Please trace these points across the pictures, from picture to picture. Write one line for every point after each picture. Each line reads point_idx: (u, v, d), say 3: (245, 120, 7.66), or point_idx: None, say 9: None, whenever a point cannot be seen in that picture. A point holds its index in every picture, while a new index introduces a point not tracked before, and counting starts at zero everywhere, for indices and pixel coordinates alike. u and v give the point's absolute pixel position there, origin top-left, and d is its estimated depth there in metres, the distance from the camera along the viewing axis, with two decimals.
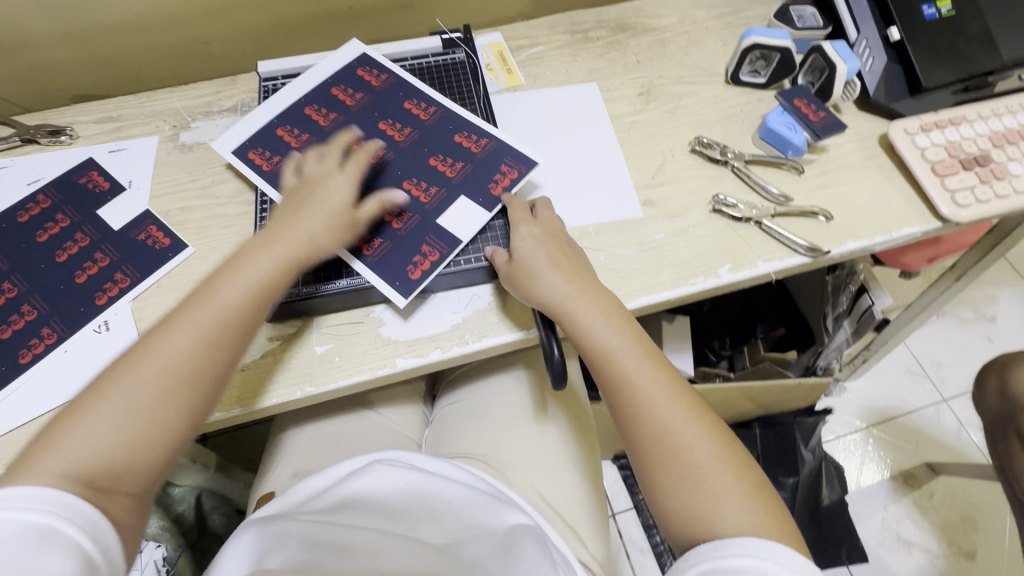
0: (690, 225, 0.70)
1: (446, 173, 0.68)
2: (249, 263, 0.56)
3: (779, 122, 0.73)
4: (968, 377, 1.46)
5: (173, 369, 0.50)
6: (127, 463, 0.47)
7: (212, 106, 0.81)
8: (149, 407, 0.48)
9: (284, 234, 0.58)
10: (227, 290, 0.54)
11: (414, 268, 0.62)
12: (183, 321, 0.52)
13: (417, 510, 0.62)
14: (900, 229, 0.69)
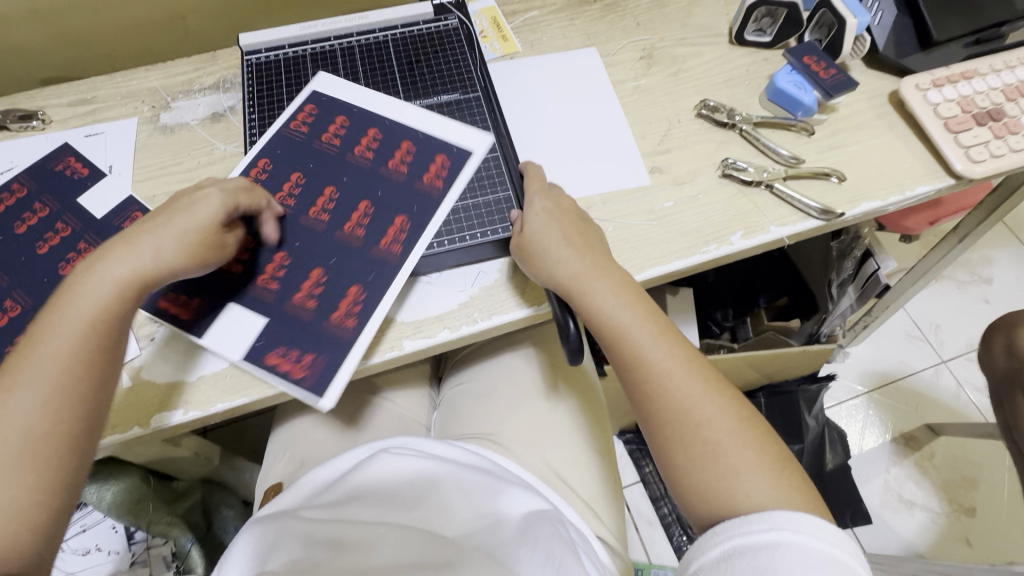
0: (699, 192, 0.67)
1: (384, 238, 0.62)
2: (83, 284, 0.49)
3: (788, 82, 0.70)
4: (966, 338, 1.48)
5: (42, 415, 0.45)
6: (21, 532, 0.42)
7: (192, 84, 0.76)
8: (9, 472, 0.43)
9: (117, 254, 0.51)
10: (46, 328, 0.47)
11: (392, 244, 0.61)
12: (31, 366, 0.46)
13: (427, 498, 0.61)
14: (913, 188, 0.67)
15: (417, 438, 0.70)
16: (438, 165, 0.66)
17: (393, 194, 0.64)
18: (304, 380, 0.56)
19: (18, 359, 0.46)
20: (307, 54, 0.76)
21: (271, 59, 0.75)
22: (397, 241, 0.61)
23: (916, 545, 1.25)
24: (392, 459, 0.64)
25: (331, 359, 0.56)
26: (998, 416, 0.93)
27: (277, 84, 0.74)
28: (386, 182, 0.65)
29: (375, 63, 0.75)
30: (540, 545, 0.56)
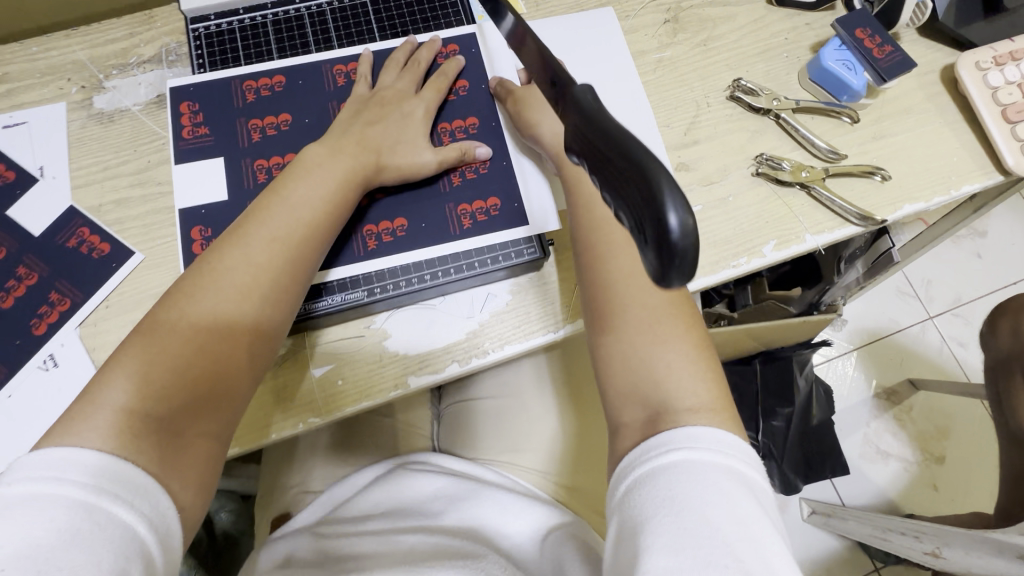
0: (729, 194, 0.60)
1: (373, 230, 0.56)
2: (329, 172, 0.53)
3: (836, 61, 0.61)
4: (955, 294, 1.48)
5: (255, 288, 0.47)
6: (206, 399, 0.44)
7: (127, 56, 0.63)
8: (219, 320, 0.46)
9: (360, 143, 0.55)
10: (297, 200, 0.51)
11: (374, 235, 0.56)
12: (266, 226, 0.49)
13: (447, 505, 0.61)
14: (959, 187, 0.62)
15: (440, 455, 0.71)
16: (483, 208, 0.58)
17: (423, 204, 0.58)
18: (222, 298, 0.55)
19: (255, 221, 0.49)
20: (268, 20, 0.64)
21: (223, 27, 0.63)
22: (379, 243, 0.56)
23: (888, 493, 1.34)
24: (416, 477, 0.65)
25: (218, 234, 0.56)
26: (991, 391, 0.96)
27: (234, 60, 0.63)
28: (434, 198, 0.58)
29: (349, 16, 0.65)
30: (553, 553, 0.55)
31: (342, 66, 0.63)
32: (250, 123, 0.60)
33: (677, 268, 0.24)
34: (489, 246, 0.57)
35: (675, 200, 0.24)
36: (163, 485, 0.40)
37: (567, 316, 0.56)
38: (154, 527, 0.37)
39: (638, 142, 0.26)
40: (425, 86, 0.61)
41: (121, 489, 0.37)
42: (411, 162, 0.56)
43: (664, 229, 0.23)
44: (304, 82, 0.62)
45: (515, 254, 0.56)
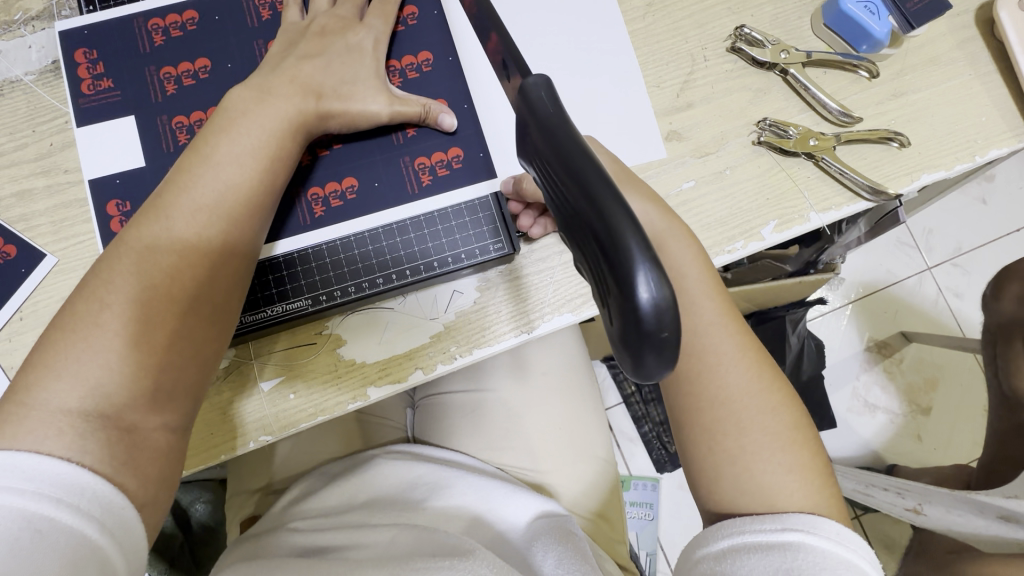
0: (727, 166, 0.53)
1: (317, 194, 0.50)
2: (263, 115, 0.44)
3: (857, 3, 0.52)
4: (955, 242, 1.42)
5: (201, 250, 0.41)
6: (152, 394, 0.38)
7: (10, 10, 0.52)
8: (150, 310, 0.38)
9: (292, 84, 0.46)
10: (229, 154, 0.43)
11: (317, 200, 0.50)
12: (196, 195, 0.41)
13: (429, 495, 0.58)
14: (985, 153, 0.54)
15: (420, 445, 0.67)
16: (443, 160, 0.51)
17: (374, 160, 0.51)
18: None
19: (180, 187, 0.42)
20: None
21: None
22: (325, 209, 0.50)
23: (873, 444, 1.35)
24: (391, 467, 0.61)
25: (137, 205, 0.49)
26: (987, 354, 0.94)
27: None
28: (386, 154, 0.51)
29: None
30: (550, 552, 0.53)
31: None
32: (163, 70, 0.51)
33: (652, 351, 0.20)
34: (451, 206, 0.50)
35: (647, 266, 0.19)
36: (119, 485, 0.35)
37: (542, 314, 0.50)
38: (106, 527, 0.34)
39: (602, 178, 0.21)
40: (370, 12, 0.51)
41: (63, 492, 0.33)
42: (359, 109, 0.47)
43: (633, 303, 0.19)
44: (222, 17, 0.52)
45: (480, 251, 0.50)
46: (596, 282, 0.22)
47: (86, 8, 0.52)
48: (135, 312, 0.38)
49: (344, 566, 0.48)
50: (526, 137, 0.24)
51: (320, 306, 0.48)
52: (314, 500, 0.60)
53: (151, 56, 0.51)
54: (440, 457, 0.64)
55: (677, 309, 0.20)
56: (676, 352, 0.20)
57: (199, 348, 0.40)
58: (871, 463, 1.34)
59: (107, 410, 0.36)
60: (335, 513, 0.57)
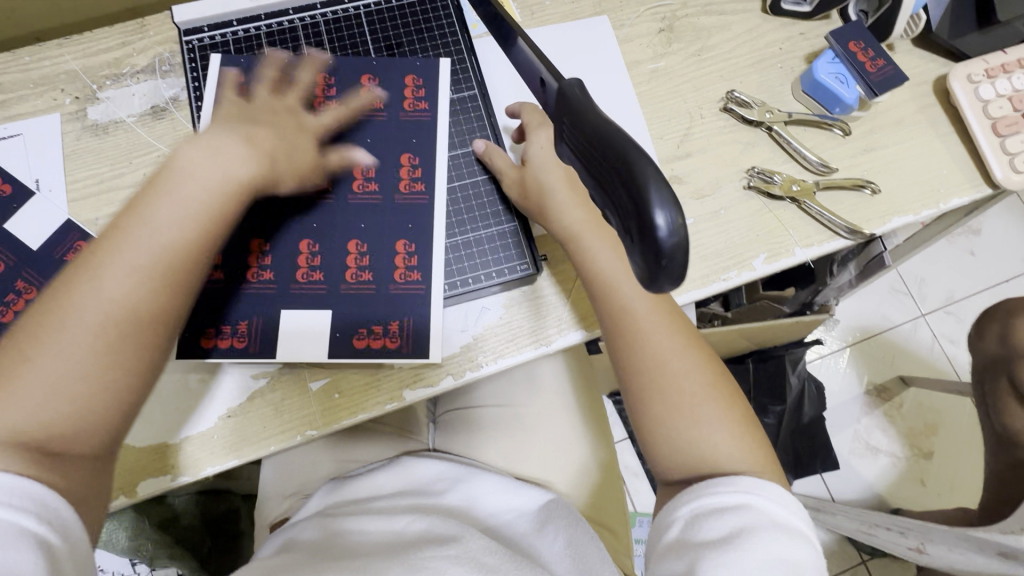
0: (721, 207, 0.61)
1: (353, 248, 0.56)
2: (190, 183, 0.46)
3: (829, 74, 0.62)
4: (947, 290, 1.48)
5: (118, 313, 0.42)
6: (75, 432, 0.40)
7: (120, 65, 0.62)
8: (72, 355, 0.40)
9: (274, 166, 0.51)
10: (163, 218, 0.44)
11: (348, 257, 0.55)
12: (122, 252, 0.43)
13: (447, 487, 0.64)
14: (947, 200, 0.62)
15: (443, 450, 0.73)
16: (451, 219, 0.58)
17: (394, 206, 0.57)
18: (248, 346, 0.53)
19: (108, 245, 0.43)
20: (262, 32, 0.62)
21: (217, 40, 0.61)
22: (360, 260, 0.55)
23: (876, 487, 1.36)
24: (416, 465, 0.68)
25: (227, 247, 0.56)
26: (976, 394, 0.99)
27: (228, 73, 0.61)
28: (426, 149, 0.59)
29: (340, 22, 0.63)
30: (560, 534, 0.61)
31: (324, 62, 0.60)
32: (226, 121, 0.59)
33: (664, 266, 0.22)
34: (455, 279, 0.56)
35: (660, 193, 0.22)
36: (49, 485, 0.38)
37: (559, 329, 0.57)
38: (48, 521, 0.37)
39: (634, 141, 0.24)
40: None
41: (3, 494, 0.36)
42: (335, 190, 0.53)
43: (651, 230, 0.22)
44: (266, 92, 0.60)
45: (508, 270, 0.57)
46: (614, 222, 0.25)
47: (191, 74, 0.61)
48: (75, 349, 0.41)
49: (365, 545, 0.53)
50: (562, 123, 0.28)
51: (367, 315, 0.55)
52: (354, 486, 0.67)
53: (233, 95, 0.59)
54: (461, 459, 0.70)
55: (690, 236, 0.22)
56: (684, 270, 0.22)
57: (101, 406, 0.41)
58: (874, 506, 1.35)
59: (37, 440, 0.39)
60: (360, 502, 0.63)
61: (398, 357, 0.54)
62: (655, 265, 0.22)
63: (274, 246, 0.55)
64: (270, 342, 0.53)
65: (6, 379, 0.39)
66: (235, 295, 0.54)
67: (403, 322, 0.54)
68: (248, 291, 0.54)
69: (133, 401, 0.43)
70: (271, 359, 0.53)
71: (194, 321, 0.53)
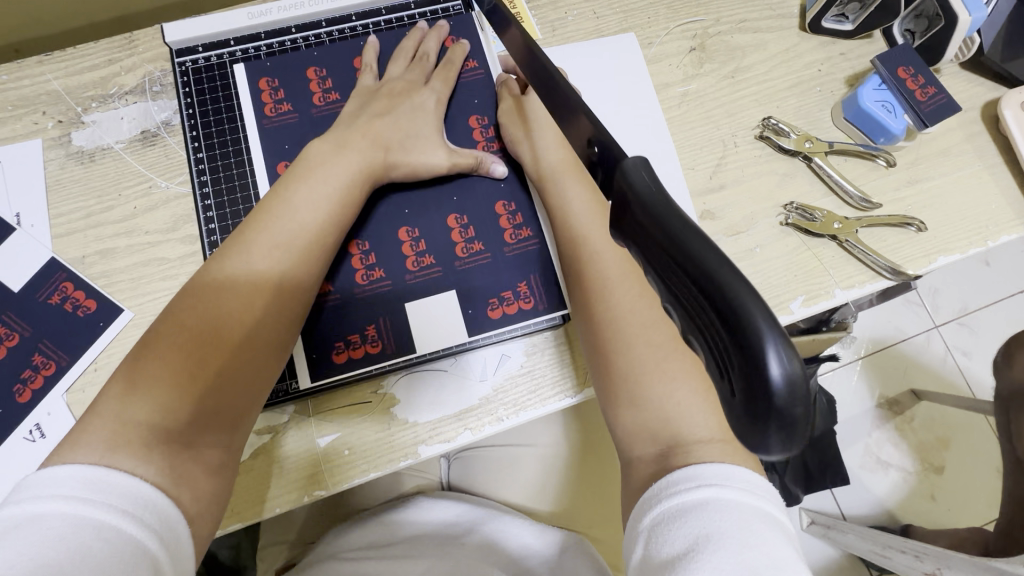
0: (757, 244, 0.57)
1: (414, 252, 0.53)
2: (335, 172, 0.48)
3: (875, 101, 0.57)
4: (962, 302, 1.45)
5: (269, 282, 0.44)
6: (207, 416, 0.40)
7: (107, 85, 0.57)
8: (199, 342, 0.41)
9: (364, 138, 0.51)
10: (305, 200, 0.47)
11: (408, 259, 0.53)
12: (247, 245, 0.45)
13: (466, 531, 0.61)
14: (996, 238, 0.58)
15: (459, 491, 0.70)
16: (508, 211, 0.54)
17: (429, 209, 0.54)
18: (386, 348, 0.51)
19: (255, 229, 0.46)
20: (261, 53, 0.57)
21: (212, 61, 0.57)
22: (421, 262, 0.53)
23: (887, 502, 1.35)
24: (431, 507, 0.65)
25: None
26: (999, 419, 0.96)
27: (226, 99, 0.56)
28: (490, 106, 0.57)
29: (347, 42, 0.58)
30: None
31: (356, 59, 0.58)
32: (268, 117, 0.55)
33: (783, 432, 0.18)
34: (525, 278, 0.53)
35: (773, 336, 0.18)
36: (174, 498, 0.36)
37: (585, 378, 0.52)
38: (167, 544, 0.34)
39: (723, 258, 0.20)
40: (433, 76, 0.56)
41: (128, 503, 0.33)
42: (423, 164, 0.52)
43: (762, 382, 0.18)
44: (288, 93, 0.56)
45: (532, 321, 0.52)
46: (705, 356, 0.20)
47: (185, 103, 0.56)
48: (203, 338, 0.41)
49: None
50: (626, 214, 0.24)
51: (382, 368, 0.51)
52: (367, 529, 0.64)
53: (263, 91, 0.56)
54: (477, 501, 0.67)
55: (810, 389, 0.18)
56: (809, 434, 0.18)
57: (255, 376, 0.43)
58: (885, 522, 1.33)
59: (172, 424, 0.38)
60: (376, 548, 0.61)
61: (534, 315, 0.53)
62: (765, 420, 0.18)
63: (377, 242, 0.53)
64: (406, 336, 0.51)
65: (165, 346, 0.41)
66: (354, 302, 0.51)
67: (529, 282, 0.53)
68: (353, 297, 0.51)
69: (271, 370, 0.44)
70: (414, 350, 0.51)
71: (320, 335, 0.51)
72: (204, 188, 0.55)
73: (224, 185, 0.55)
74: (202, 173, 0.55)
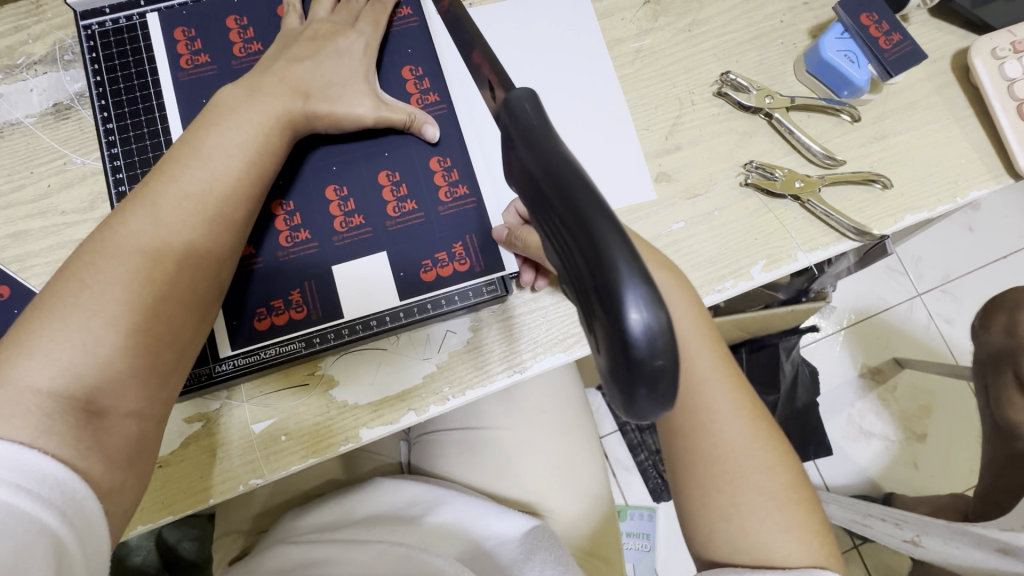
0: (715, 208, 0.54)
1: (343, 216, 0.49)
2: (251, 117, 0.43)
3: (837, 51, 0.54)
4: (944, 269, 1.43)
5: (174, 248, 0.38)
6: (119, 385, 0.35)
7: (14, 55, 0.53)
8: (101, 306, 0.35)
9: (282, 84, 0.45)
10: (220, 147, 0.41)
11: (337, 222, 0.48)
12: (155, 198, 0.39)
13: (426, 512, 0.59)
14: (965, 194, 0.56)
15: (422, 474, 0.67)
16: (443, 170, 0.50)
17: (359, 167, 0.49)
18: (312, 314, 0.47)
19: (164, 177, 0.40)
20: (174, 14, 0.52)
21: (121, 23, 0.52)
22: (348, 228, 0.48)
23: (869, 471, 1.35)
24: (390, 489, 0.62)
25: None
26: (977, 383, 0.96)
27: (138, 64, 0.51)
28: (426, 57, 0.53)
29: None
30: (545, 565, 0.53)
31: (279, 6, 0.53)
32: (186, 72, 0.51)
33: (646, 381, 0.18)
34: (460, 238, 0.49)
35: (638, 293, 0.18)
36: (84, 476, 0.33)
37: (533, 354, 0.50)
38: (70, 520, 0.31)
39: (598, 203, 0.19)
40: (362, 18, 0.51)
41: (24, 478, 0.31)
42: (345, 115, 0.47)
43: (625, 333, 0.18)
44: (208, 46, 0.51)
45: (474, 293, 0.49)
46: (581, 307, 0.21)
47: (93, 72, 0.51)
48: (108, 302, 0.35)
49: None
50: (511, 152, 0.23)
51: (314, 348, 0.47)
52: (321, 513, 0.61)
53: (180, 46, 0.51)
54: (439, 482, 0.65)
55: (674, 341, 0.19)
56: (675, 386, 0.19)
57: (177, 349, 0.38)
58: (867, 491, 1.33)
59: (80, 393, 0.34)
60: (331, 528, 0.58)
61: (472, 278, 0.49)
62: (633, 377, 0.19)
63: (301, 202, 0.48)
64: (334, 302, 0.48)
65: (64, 308, 0.35)
66: (279, 268, 0.47)
67: (466, 243, 0.49)
68: (279, 262, 0.47)
69: (197, 331, 0.40)
70: (344, 316, 0.47)
71: (244, 302, 0.47)
72: (115, 162, 0.50)
73: (140, 159, 0.50)
74: (113, 146, 0.50)
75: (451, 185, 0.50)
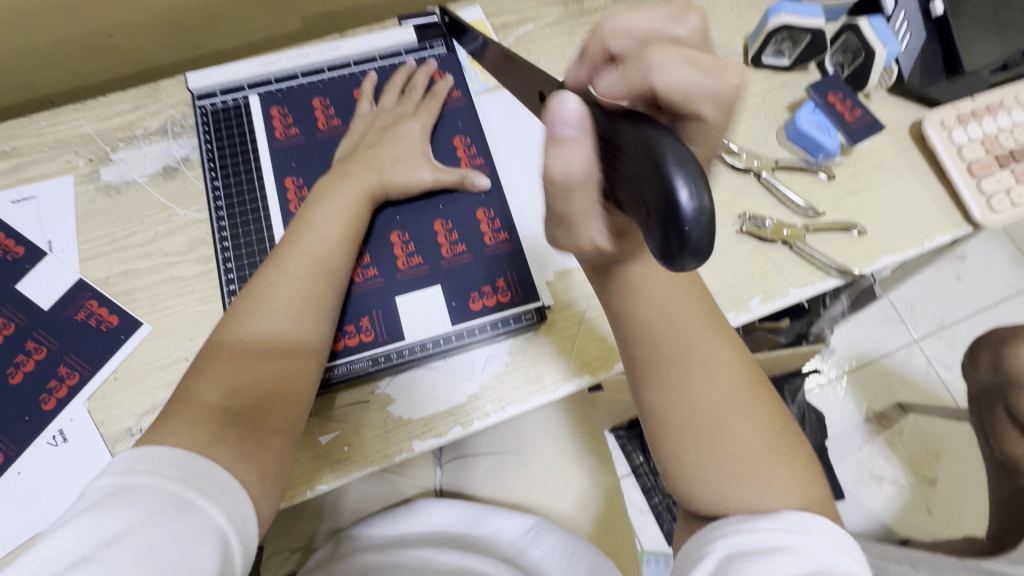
0: (716, 251, 0.63)
1: (404, 257, 0.58)
2: (346, 190, 0.55)
3: (811, 123, 0.65)
4: (938, 316, 1.51)
5: (304, 307, 0.49)
6: (266, 404, 0.46)
7: (133, 128, 0.65)
8: (254, 345, 0.47)
9: (362, 169, 0.56)
10: (325, 217, 0.53)
11: (399, 261, 0.58)
12: (287, 258, 0.51)
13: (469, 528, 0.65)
14: (931, 239, 0.65)
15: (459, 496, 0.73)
16: (486, 218, 0.60)
17: (418, 216, 0.59)
18: (378, 338, 0.56)
19: (288, 242, 0.52)
20: (269, 96, 0.64)
21: (228, 103, 0.64)
22: (408, 265, 0.58)
23: (883, 516, 1.36)
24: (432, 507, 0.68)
25: None
26: (975, 421, 1.01)
27: (239, 135, 0.63)
28: (473, 129, 0.64)
29: (346, 83, 0.65)
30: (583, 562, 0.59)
31: (356, 89, 0.65)
32: (279, 141, 0.63)
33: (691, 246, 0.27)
34: (502, 274, 0.58)
35: (688, 181, 0.27)
36: (238, 477, 0.41)
37: (563, 374, 0.57)
38: (230, 516, 0.38)
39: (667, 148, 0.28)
40: (422, 101, 0.63)
41: (199, 481, 0.38)
42: (411, 181, 0.57)
43: (679, 207, 0.27)
44: (297, 120, 0.63)
45: (513, 319, 0.57)
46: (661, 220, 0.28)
47: (203, 141, 0.63)
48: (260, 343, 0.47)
49: None
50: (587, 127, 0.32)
51: (378, 366, 0.55)
52: (370, 529, 0.67)
53: (274, 120, 0.63)
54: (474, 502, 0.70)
55: (710, 222, 0.27)
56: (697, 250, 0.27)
57: (287, 408, 0.47)
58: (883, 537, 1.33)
59: (236, 412, 0.44)
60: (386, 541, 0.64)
61: (513, 307, 0.57)
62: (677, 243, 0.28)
63: (370, 247, 0.58)
64: (397, 327, 0.56)
65: (227, 350, 0.47)
66: (350, 299, 0.56)
67: (507, 278, 0.58)
68: (355, 293, 0.56)
69: (316, 362, 0.49)
70: (405, 338, 0.56)
71: None
72: (218, 213, 0.61)
73: (237, 211, 0.61)
74: (218, 200, 0.61)
75: (494, 231, 0.60)
